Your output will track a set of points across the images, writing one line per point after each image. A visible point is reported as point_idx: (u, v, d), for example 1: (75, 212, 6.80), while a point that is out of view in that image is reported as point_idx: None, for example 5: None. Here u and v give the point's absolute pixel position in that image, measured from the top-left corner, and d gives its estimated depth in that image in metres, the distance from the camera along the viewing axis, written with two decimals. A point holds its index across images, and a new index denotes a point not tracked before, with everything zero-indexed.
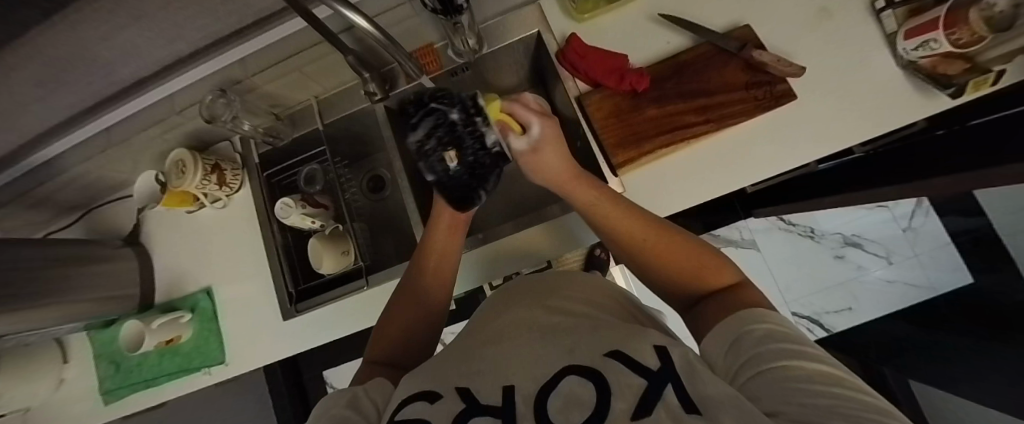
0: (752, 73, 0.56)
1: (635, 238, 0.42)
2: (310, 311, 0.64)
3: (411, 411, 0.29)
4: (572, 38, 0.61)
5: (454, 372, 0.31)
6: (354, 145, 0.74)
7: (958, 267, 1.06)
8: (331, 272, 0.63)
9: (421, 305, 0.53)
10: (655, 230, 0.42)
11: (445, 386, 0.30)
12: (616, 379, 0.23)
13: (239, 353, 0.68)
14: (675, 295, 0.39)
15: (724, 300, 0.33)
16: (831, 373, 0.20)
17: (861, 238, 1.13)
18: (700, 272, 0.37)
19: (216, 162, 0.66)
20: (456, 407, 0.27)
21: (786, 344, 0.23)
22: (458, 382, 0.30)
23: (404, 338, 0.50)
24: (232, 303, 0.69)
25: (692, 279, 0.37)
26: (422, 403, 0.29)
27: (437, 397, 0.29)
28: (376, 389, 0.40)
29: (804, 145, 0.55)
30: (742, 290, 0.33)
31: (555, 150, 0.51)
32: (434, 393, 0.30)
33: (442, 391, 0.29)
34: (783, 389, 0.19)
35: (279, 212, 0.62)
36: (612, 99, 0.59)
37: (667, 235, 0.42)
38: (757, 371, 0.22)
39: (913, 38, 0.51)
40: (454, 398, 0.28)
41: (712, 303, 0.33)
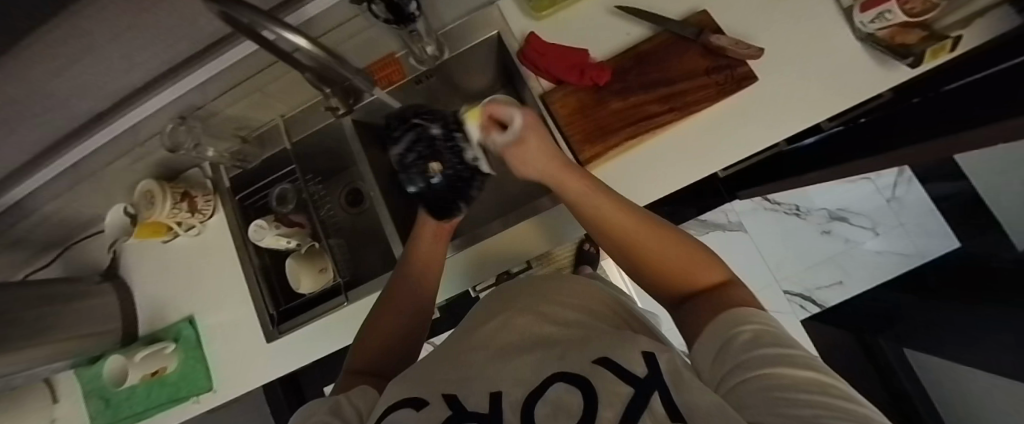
0: (712, 59, 0.56)
1: (626, 231, 0.39)
2: (293, 331, 0.64)
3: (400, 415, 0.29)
4: (532, 37, 0.61)
5: (444, 378, 0.31)
6: (327, 161, 0.74)
7: (944, 231, 1.08)
8: (310, 291, 0.63)
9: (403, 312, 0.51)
10: (646, 226, 0.39)
11: (433, 391, 0.29)
12: (605, 387, 0.22)
13: (226, 379, 0.67)
14: (662, 290, 0.38)
15: (715, 298, 0.32)
16: (819, 380, 0.18)
17: (847, 212, 1.16)
18: (690, 273, 0.36)
19: (186, 189, 0.66)
20: (443, 413, 0.27)
21: (771, 352, 0.21)
22: (445, 388, 0.29)
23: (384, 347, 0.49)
24: (215, 330, 0.69)
25: (680, 275, 0.36)
26: (409, 411, 0.29)
27: (424, 403, 0.29)
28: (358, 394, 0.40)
29: (771, 127, 0.55)
30: (731, 289, 0.32)
31: (541, 145, 0.41)
32: (420, 398, 0.29)
33: (429, 398, 0.29)
34: (769, 399, 0.17)
35: (253, 234, 0.62)
36: (576, 95, 0.59)
37: (659, 232, 0.38)
38: (747, 382, 0.19)
39: (869, 11, 0.51)
40: (439, 405, 0.28)
41: (701, 304, 0.32)
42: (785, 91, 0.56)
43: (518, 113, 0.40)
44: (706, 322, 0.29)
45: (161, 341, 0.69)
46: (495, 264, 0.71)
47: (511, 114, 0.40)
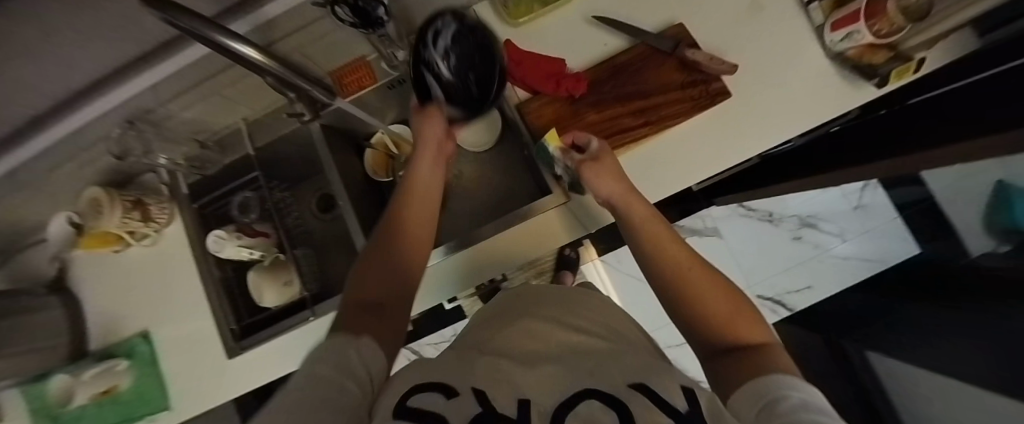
0: (687, 73, 0.56)
1: (677, 265, 0.42)
2: (256, 347, 0.61)
3: (418, 402, 0.22)
4: (508, 44, 0.60)
5: (466, 372, 0.26)
6: (296, 166, 0.71)
7: (907, 238, 1.14)
8: (274, 304, 0.61)
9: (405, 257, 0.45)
10: (700, 267, 0.41)
11: (460, 381, 0.24)
12: (644, 415, 0.19)
13: (183, 398, 0.64)
14: (700, 339, 0.37)
15: (754, 355, 0.31)
16: None
17: (816, 219, 1.20)
18: (737, 325, 0.35)
19: (138, 197, 0.62)
20: (471, 410, 0.21)
21: None
22: (475, 382, 0.24)
23: (382, 299, 0.40)
24: (173, 345, 0.65)
25: (719, 327, 0.36)
26: (440, 396, 0.23)
27: (452, 392, 0.23)
28: (362, 345, 0.31)
29: (744, 143, 0.55)
30: (773, 349, 0.31)
31: (611, 173, 0.49)
32: (448, 386, 0.23)
33: (458, 388, 0.23)
34: None
35: (211, 246, 0.58)
36: (551, 105, 0.58)
37: (710, 276, 0.40)
38: None
39: (839, 30, 0.52)
40: (467, 398, 0.22)
41: (748, 355, 0.31)
42: (758, 107, 0.56)
43: (594, 140, 0.52)
44: (754, 368, 0.28)
45: (113, 358, 0.65)
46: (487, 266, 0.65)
47: (590, 140, 0.52)
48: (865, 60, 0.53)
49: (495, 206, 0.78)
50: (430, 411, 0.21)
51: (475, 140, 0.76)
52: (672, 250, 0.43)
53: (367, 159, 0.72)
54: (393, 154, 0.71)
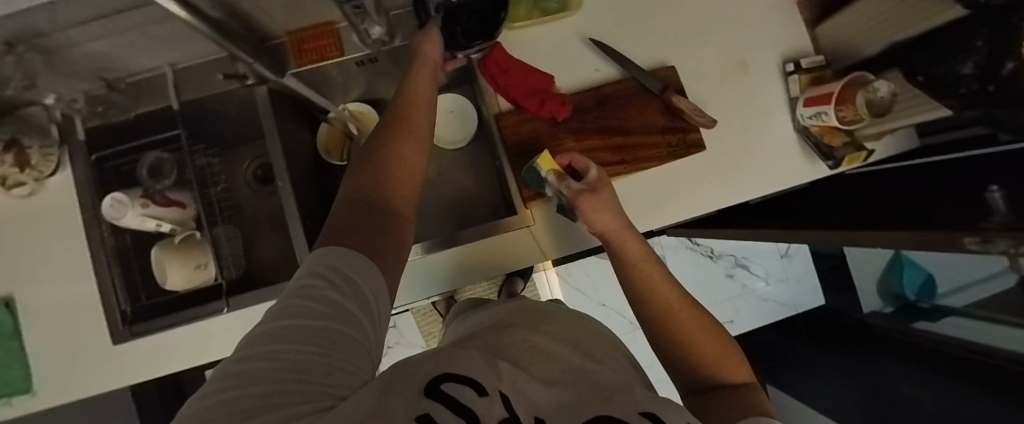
0: (668, 118, 0.55)
1: (669, 302, 0.45)
2: (149, 336, 0.53)
3: (445, 390, 0.20)
4: (496, 47, 0.55)
5: (489, 370, 0.24)
6: (235, 130, 0.61)
7: (817, 291, 1.32)
8: (180, 289, 0.52)
9: (402, 180, 0.41)
10: (688, 307, 0.44)
11: (485, 377, 0.22)
12: None
13: (52, 382, 0.54)
14: (687, 375, 0.41)
15: (740, 397, 0.36)
16: None
17: (748, 260, 1.30)
18: (722, 363, 0.40)
19: (12, 135, 0.50)
20: (500, 414, 0.19)
21: None
22: (500, 384, 0.22)
23: (376, 211, 0.37)
24: (44, 319, 0.54)
25: (707, 363, 0.40)
26: (468, 390, 0.20)
27: (482, 390, 0.20)
28: (367, 278, 0.29)
29: (705, 197, 0.58)
30: (753, 392, 0.36)
31: (606, 206, 0.49)
32: (476, 382, 0.21)
33: (485, 387, 0.21)
34: None
35: (108, 211, 0.48)
36: (531, 123, 0.55)
37: (698, 316, 0.44)
38: None
39: (811, 106, 0.55)
40: (496, 400, 0.20)
41: (737, 394, 0.36)
42: (726, 165, 0.58)
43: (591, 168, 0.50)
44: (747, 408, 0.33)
45: None
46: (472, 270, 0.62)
47: (589, 167, 0.50)
48: (824, 140, 0.57)
49: (456, 211, 0.74)
50: (459, 402, 0.19)
51: (447, 136, 0.71)
52: (663, 288, 0.46)
53: (321, 134, 0.66)
54: (352, 134, 0.66)
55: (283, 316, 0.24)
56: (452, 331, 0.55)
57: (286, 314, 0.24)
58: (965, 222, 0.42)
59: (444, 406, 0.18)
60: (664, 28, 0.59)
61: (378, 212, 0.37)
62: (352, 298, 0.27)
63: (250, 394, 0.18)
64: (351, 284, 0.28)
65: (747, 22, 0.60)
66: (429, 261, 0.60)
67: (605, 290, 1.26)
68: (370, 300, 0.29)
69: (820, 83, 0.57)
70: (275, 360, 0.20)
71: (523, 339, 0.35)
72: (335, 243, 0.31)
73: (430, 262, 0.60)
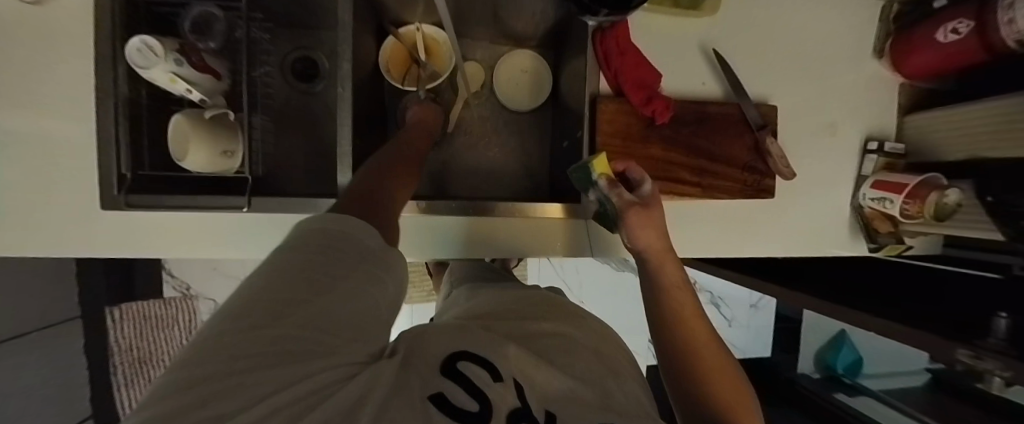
0: (754, 157, 0.54)
1: (690, 343, 0.41)
2: (147, 211, 0.46)
3: (462, 370, 0.22)
4: (623, 23, 0.50)
5: (506, 354, 0.25)
6: (291, 7, 0.53)
7: (767, 343, 1.44)
8: (199, 171, 0.45)
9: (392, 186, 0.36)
10: (716, 350, 0.41)
11: (501, 361, 0.24)
12: None
13: (15, 227, 0.46)
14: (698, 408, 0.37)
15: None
16: None
17: (722, 300, 1.39)
18: (738, 409, 0.37)
19: None
20: (511, 402, 0.22)
21: None
22: (514, 371, 0.24)
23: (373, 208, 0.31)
24: (17, 154, 0.46)
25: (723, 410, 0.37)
26: (483, 372, 0.23)
27: (497, 375, 0.23)
28: (382, 260, 0.24)
29: (752, 242, 0.59)
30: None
31: (654, 226, 0.44)
32: (493, 366, 0.24)
33: (502, 373, 0.23)
34: None
35: (134, 57, 0.39)
36: (627, 116, 0.52)
37: (723, 361, 0.40)
38: None
39: (878, 190, 0.56)
40: (509, 387, 0.23)
41: None
42: (782, 219, 0.59)
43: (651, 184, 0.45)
44: None
45: None
46: (481, 243, 0.57)
47: (643, 182, 0.45)
48: (873, 224, 0.60)
49: (493, 174, 0.68)
50: (474, 385, 0.22)
51: (515, 96, 0.66)
52: (694, 320, 0.43)
53: (385, 48, 0.58)
54: (419, 59, 0.59)
55: (273, 280, 0.18)
56: (452, 308, 0.46)
57: (269, 272, 0.19)
58: (967, 335, 0.46)
59: (460, 388, 0.21)
60: (778, 64, 0.57)
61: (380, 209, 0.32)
62: (357, 267, 0.22)
63: (231, 380, 0.13)
64: (357, 258, 0.23)
65: (851, 87, 0.60)
66: (443, 222, 0.55)
67: (588, 290, 1.29)
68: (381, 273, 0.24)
69: (893, 171, 0.58)
70: (269, 335, 0.16)
71: (546, 326, 0.33)
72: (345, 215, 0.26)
73: (442, 224, 0.56)
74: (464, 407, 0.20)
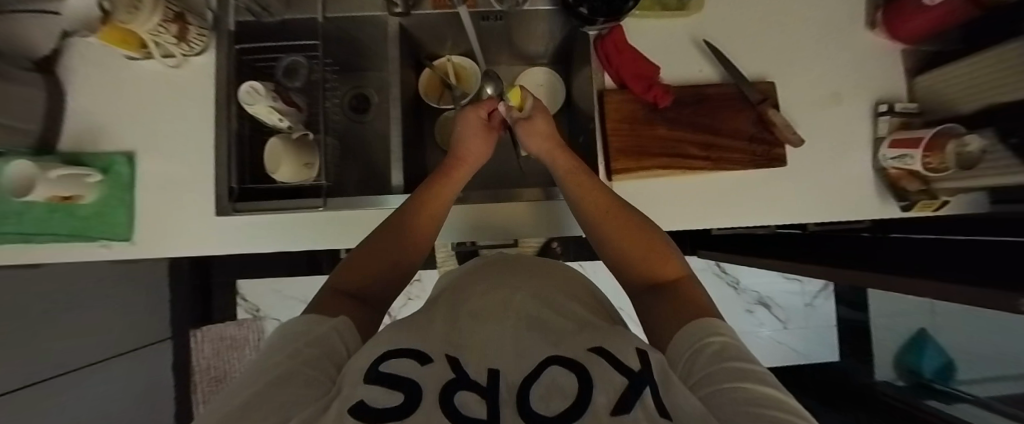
0: (759, 128, 0.58)
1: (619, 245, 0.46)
2: (248, 214, 0.59)
3: (383, 371, 0.21)
4: (618, 29, 0.59)
5: (432, 337, 0.26)
6: (350, 53, 0.68)
7: (830, 346, 1.32)
8: (286, 182, 0.57)
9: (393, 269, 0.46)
10: (632, 222, 0.47)
11: (431, 349, 0.24)
12: (599, 375, 0.20)
13: (153, 236, 0.61)
14: (636, 280, 0.44)
15: (679, 292, 0.39)
16: (776, 395, 0.20)
17: (771, 301, 1.32)
18: (660, 267, 0.43)
19: (182, 11, 0.55)
20: (445, 375, 0.21)
21: (738, 383, 0.21)
22: (447, 350, 0.24)
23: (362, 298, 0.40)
24: (158, 180, 0.61)
25: (652, 273, 0.43)
26: (410, 363, 0.22)
27: (427, 360, 0.22)
28: (272, 361, 0.25)
29: (775, 211, 0.60)
30: (692, 285, 0.40)
31: (542, 133, 0.55)
32: (421, 354, 0.23)
33: (432, 356, 0.23)
34: (741, 413, 0.18)
35: (243, 96, 0.54)
36: (632, 104, 0.59)
37: (639, 230, 0.46)
38: (717, 393, 0.21)
39: (896, 149, 0.57)
40: (441, 366, 0.22)
41: (668, 293, 0.39)
42: (803, 184, 0.61)
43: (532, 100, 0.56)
44: (671, 309, 0.36)
45: (84, 166, 0.59)
46: (475, 229, 0.66)
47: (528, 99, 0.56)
48: (900, 184, 0.59)
49: (513, 173, 0.76)
50: (400, 377, 0.21)
51: None
52: (596, 195, 0.49)
53: (421, 80, 0.71)
54: (450, 84, 0.71)
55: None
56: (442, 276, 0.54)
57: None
58: None
59: (382, 390, 0.20)
60: (771, 45, 0.63)
61: (371, 300, 0.42)
62: (255, 383, 0.23)
63: None
64: (253, 381, 0.23)
65: (850, 57, 0.63)
66: None
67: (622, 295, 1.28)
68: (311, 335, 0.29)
69: (909, 129, 0.59)
70: None
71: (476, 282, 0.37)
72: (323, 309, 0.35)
73: None
74: (386, 403, 0.19)
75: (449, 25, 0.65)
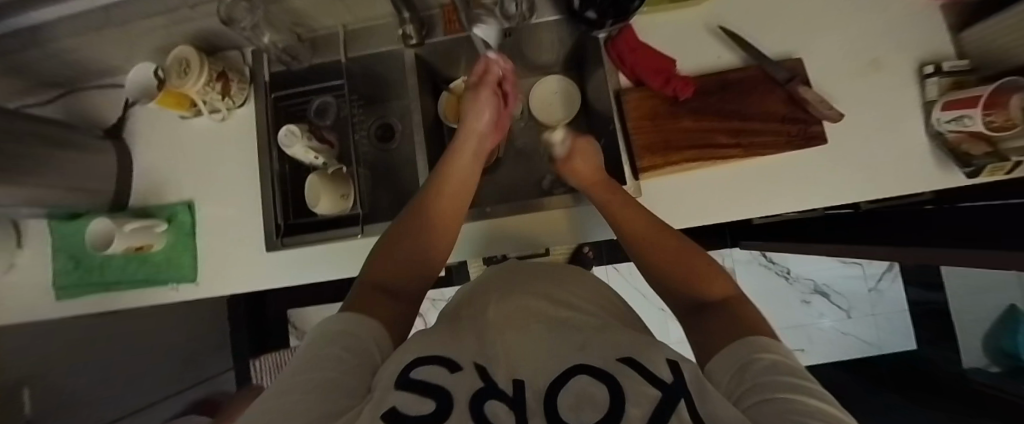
0: (792, 108, 0.56)
1: (659, 266, 0.45)
2: (296, 248, 0.64)
3: (414, 376, 0.22)
4: (628, 28, 0.59)
5: (465, 346, 0.26)
6: (374, 86, 0.72)
7: (907, 333, 1.20)
8: (326, 213, 0.61)
9: (417, 262, 0.44)
10: (678, 248, 0.46)
11: (461, 355, 0.24)
12: (630, 385, 0.20)
13: (214, 276, 0.67)
14: (683, 300, 0.41)
15: (731, 312, 0.35)
16: (832, 411, 0.18)
17: (830, 288, 1.23)
18: (706, 284, 0.40)
19: (222, 70, 0.61)
20: (474, 384, 0.21)
21: (789, 395, 0.19)
22: (476, 358, 0.24)
23: (392, 292, 0.39)
24: (214, 223, 0.67)
25: (696, 291, 0.40)
26: (439, 368, 0.23)
27: (456, 367, 0.23)
28: (312, 359, 0.26)
29: (823, 191, 0.56)
30: (744, 303, 0.35)
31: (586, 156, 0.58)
32: (450, 360, 0.24)
33: (460, 363, 0.23)
34: (786, 417, 0.16)
35: (282, 139, 0.58)
36: (652, 101, 0.58)
37: (687, 255, 0.45)
38: (763, 403, 0.19)
39: (951, 110, 0.52)
40: (470, 374, 0.22)
41: (715, 313, 0.36)
42: (849, 160, 0.57)
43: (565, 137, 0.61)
44: (717, 329, 0.33)
45: (153, 218, 0.66)
46: (505, 241, 0.67)
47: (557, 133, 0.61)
48: (963, 148, 0.54)
49: (537, 181, 0.77)
50: (431, 382, 0.21)
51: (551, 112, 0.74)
52: (638, 222, 0.50)
53: (442, 103, 0.73)
54: None
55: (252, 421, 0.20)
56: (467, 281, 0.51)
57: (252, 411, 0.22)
58: None
59: (413, 395, 0.20)
60: (792, 21, 0.60)
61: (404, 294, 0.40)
62: (297, 380, 0.24)
63: None
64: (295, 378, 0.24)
65: (883, 21, 0.59)
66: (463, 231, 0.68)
67: None
68: (347, 338, 0.29)
69: (964, 88, 0.54)
70: None
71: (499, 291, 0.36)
72: (355, 308, 0.34)
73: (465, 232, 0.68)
74: (417, 410, 0.19)
75: (461, 48, 0.67)
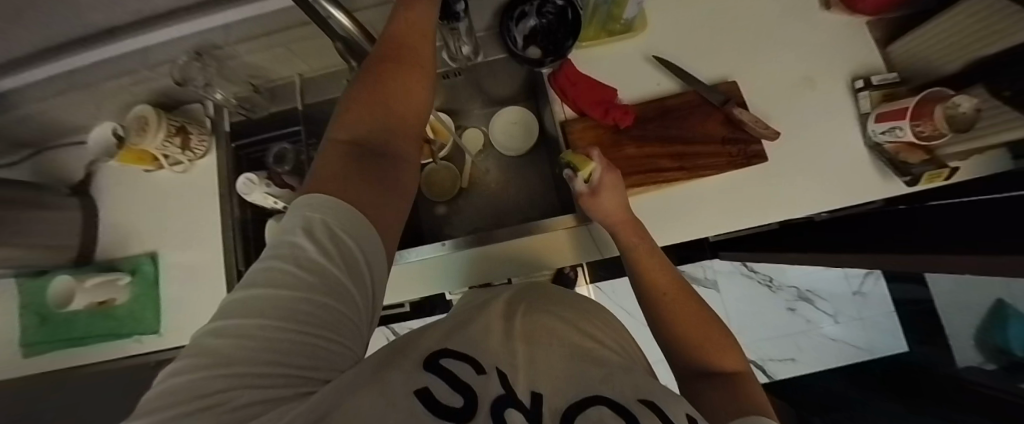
0: (731, 129, 0.57)
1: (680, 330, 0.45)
2: None
3: (443, 366, 0.19)
4: (568, 63, 0.62)
5: (493, 338, 0.23)
6: None
7: (895, 335, 1.16)
8: None
9: (396, 115, 0.33)
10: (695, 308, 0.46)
11: (484, 353, 0.21)
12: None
13: (176, 325, 0.66)
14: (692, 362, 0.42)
15: (737, 383, 0.37)
16: None
17: (814, 294, 1.19)
18: (721, 354, 0.41)
19: (183, 124, 0.63)
20: (495, 389, 0.19)
21: None
22: (498, 359, 0.21)
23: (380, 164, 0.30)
24: (177, 272, 0.67)
25: (708, 362, 0.41)
26: (465, 366, 0.20)
27: (480, 368, 0.20)
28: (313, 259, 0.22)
29: (768, 208, 0.57)
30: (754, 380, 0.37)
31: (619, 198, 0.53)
32: (476, 358, 0.21)
33: (484, 364, 0.20)
34: None
35: (240, 187, 0.60)
36: (595, 130, 0.60)
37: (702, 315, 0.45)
38: None
39: (884, 122, 0.53)
40: (493, 377, 0.20)
41: (727, 384, 0.37)
42: (791, 176, 0.58)
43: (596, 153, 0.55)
44: (729, 400, 0.33)
45: (116, 271, 0.67)
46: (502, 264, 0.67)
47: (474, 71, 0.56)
48: (901, 156, 0.55)
49: (496, 210, 0.77)
50: (456, 378, 0.19)
51: (510, 144, 0.75)
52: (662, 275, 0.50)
53: None
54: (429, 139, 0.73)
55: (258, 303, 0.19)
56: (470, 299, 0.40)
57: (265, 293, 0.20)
58: None
59: (441, 382, 0.18)
60: (727, 45, 0.63)
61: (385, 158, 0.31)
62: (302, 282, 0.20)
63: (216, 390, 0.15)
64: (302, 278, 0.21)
65: (812, 39, 0.62)
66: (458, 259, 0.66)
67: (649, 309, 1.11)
68: (363, 270, 0.24)
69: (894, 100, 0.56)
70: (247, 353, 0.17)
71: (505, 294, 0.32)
72: (323, 190, 0.25)
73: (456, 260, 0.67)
74: (450, 404, 0.17)
75: None
